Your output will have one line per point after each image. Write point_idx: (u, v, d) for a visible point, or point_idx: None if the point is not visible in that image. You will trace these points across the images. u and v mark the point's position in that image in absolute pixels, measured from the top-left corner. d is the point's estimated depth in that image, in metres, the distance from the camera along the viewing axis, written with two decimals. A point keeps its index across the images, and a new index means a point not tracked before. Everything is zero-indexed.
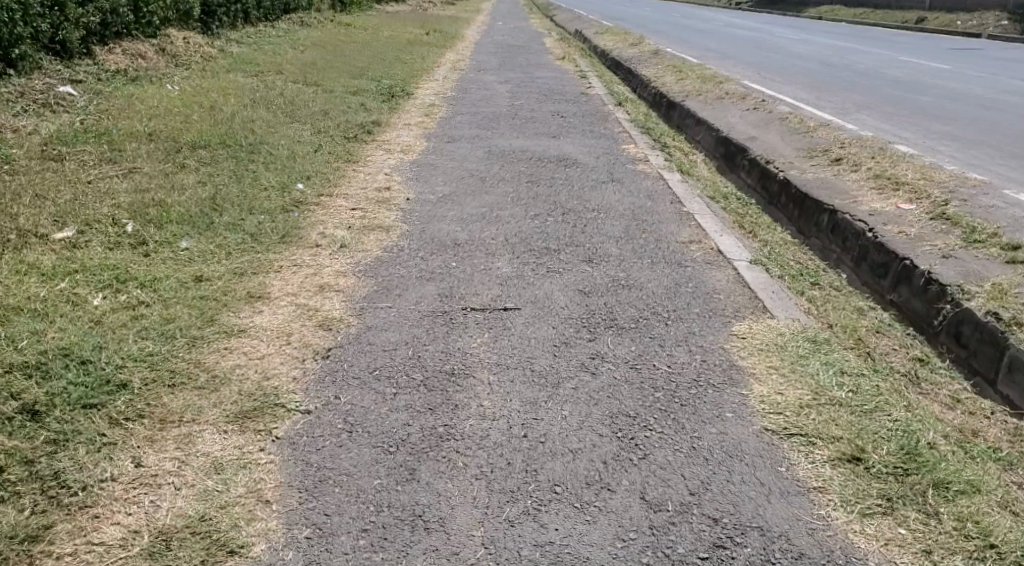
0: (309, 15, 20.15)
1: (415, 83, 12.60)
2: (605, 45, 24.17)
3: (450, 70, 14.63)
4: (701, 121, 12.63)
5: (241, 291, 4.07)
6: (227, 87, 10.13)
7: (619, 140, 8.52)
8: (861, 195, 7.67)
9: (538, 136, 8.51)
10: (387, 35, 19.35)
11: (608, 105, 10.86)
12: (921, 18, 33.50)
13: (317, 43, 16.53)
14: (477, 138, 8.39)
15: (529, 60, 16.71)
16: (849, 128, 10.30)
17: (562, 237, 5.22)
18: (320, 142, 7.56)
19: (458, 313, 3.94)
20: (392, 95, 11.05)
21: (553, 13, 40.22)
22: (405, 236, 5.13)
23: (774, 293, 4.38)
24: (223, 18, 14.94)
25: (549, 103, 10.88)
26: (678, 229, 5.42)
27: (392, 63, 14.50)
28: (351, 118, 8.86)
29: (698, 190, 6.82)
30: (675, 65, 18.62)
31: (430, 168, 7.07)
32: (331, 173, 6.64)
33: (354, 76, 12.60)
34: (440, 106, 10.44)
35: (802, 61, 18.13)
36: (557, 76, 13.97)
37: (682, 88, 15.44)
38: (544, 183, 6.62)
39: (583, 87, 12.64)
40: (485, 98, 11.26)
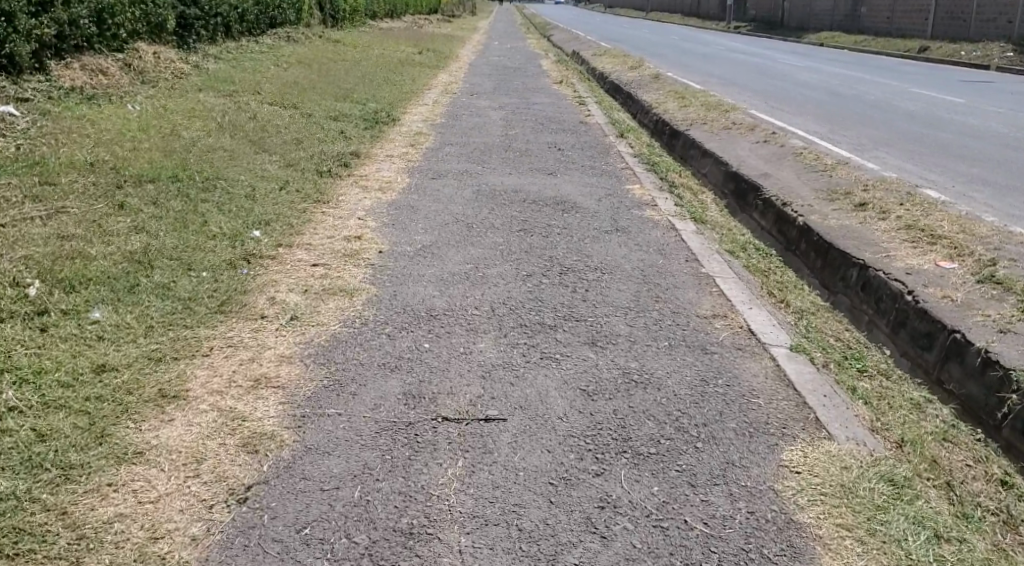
0: (297, 30, 19.36)
1: (402, 107, 11.79)
2: (604, 68, 23.44)
3: (441, 93, 13.84)
4: (707, 154, 11.84)
5: (149, 390, 3.19)
6: (195, 109, 9.29)
7: (622, 178, 7.70)
8: (893, 249, 6.87)
9: (534, 172, 7.68)
10: (378, 54, 18.59)
11: (610, 137, 10.06)
12: (925, 47, 32.96)
13: (302, 60, 15.72)
14: (466, 173, 7.56)
15: (525, 84, 15.96)
16: (869, 169, 9.53)
17: (559, 306, 4.35)
18: (287, 177, 6.73)
19: (425, 427, 3.03)
20: (376, 120, 10.21)
21: (550, 34, 39.59)
22: (371, 304, 4.26)
23: (824, 396, 3.51)
24: (202, 32, 14.12)
25: (546, 133, 10.09)
26: (698, 299, 4.57)
27: (380, 84, 13.69)
28: (327, 147, 8.02)
29: (714, 242, 5.99)
30: (677, 91, 17.90)
31: (410, 211, 6.23)
32: (294, 216, 5.78)
33: (337, 98, 11.76)
34: (428, 134, 9.61)
35: (809, 91, 17.42)
36: (554, 103, 13.16)
37: (685, 116, 14.68)
38: (539, 232, 5.79)
39: (582, 115, 11.84)
40: (476, 126, 10.44)
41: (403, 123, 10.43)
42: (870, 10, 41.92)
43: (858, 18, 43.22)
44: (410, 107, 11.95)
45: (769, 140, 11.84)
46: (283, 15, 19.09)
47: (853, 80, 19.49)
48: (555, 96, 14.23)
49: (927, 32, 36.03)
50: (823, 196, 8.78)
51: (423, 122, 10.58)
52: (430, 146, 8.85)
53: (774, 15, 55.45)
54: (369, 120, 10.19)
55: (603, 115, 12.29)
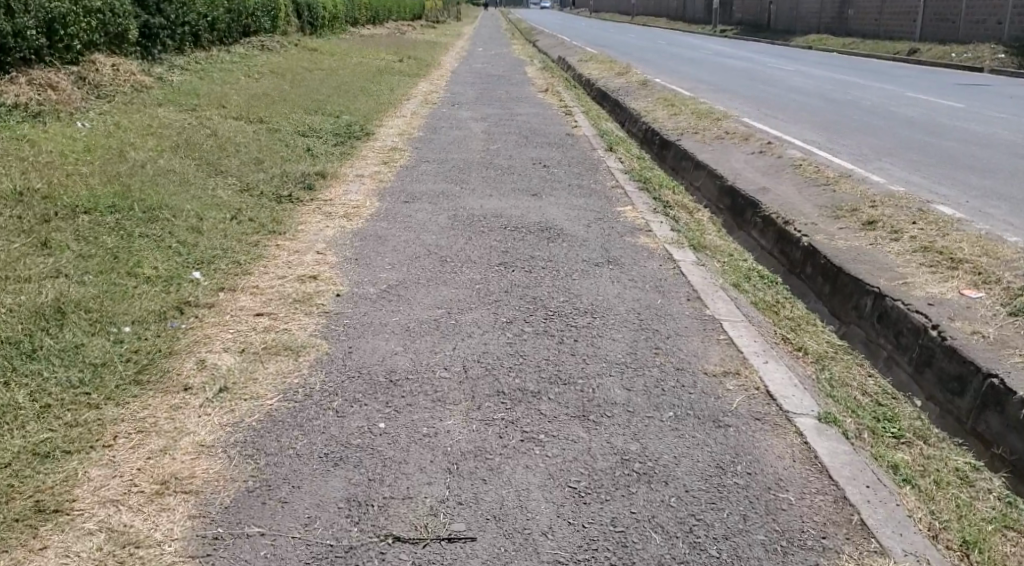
0: (272, 38, 18.70)
1: (378, 120, 11.13)
2: (590, 74, 22.85)
3: (420, 104, 13.20)
4: (701, 167, 11.23)
5: (20, 503, 2.58)
6: (151, 126, 8.62)
7: (612, 198, 7.08)
8: (910, 275, 6.27)
9: (515, 193, 7.06)
10: (356, 63, 17.94)
11: (597, 151, 9.45)
12: (914, 50, 32.56)
13: (275, 70, 15.07)
14: (441, 195, 6.92)
15: (509, 93, 15.33)
16: (875, 183, 8.95)
17: (542, 361, 3.69)
18: (242, 205, 6.07)
19: (371, 558, 2.45)
20: (348, 135, 9.55)
21: (535, 40, 39.02)
22: (318, 365, 3.60)
23: (870, 485, 2.88)
24: (168, 41, 13.45)
25: (530, 147, 9.46)
26: (704, 349, 3.94)
27: (356, 95, 13.04)
28: (291, 168, 7.37)
29: (717, 274, 5.36)
30: (666, 99, 17.32)
31: (377, 241, 5.58)
32: (242, 252, 5.12)
33: (308, 111, 11.10)
34: (403, 150, 8.97)
35: (803, 97, 16.88)
36: (538, 113, 12.54)
37: (676, 125, 14.09)
38: (521, 266, 5.15)
39: (567, 127, 11.23)
40: (454, 140, 9.79)
41: (377, 138, 9.78)
42: (857, 12, 41.54)
43: (845, 20, 42.84)
44: (386, 119, 11.30)
45: (766, 151, 11.25)
46: (258, 23, 18.44)
47: (847, 85, 18.95)
48: (540, 105, 13.62)
49: (915, 34, 35.63)
50: (827, 212, 8.19)
51: (398, 136, 9.93)
52: (404, 164, 8.21)
53: (760, 19, 55.07)
54: (340, 135, 9.53)
55: (590, 126, 11.68)
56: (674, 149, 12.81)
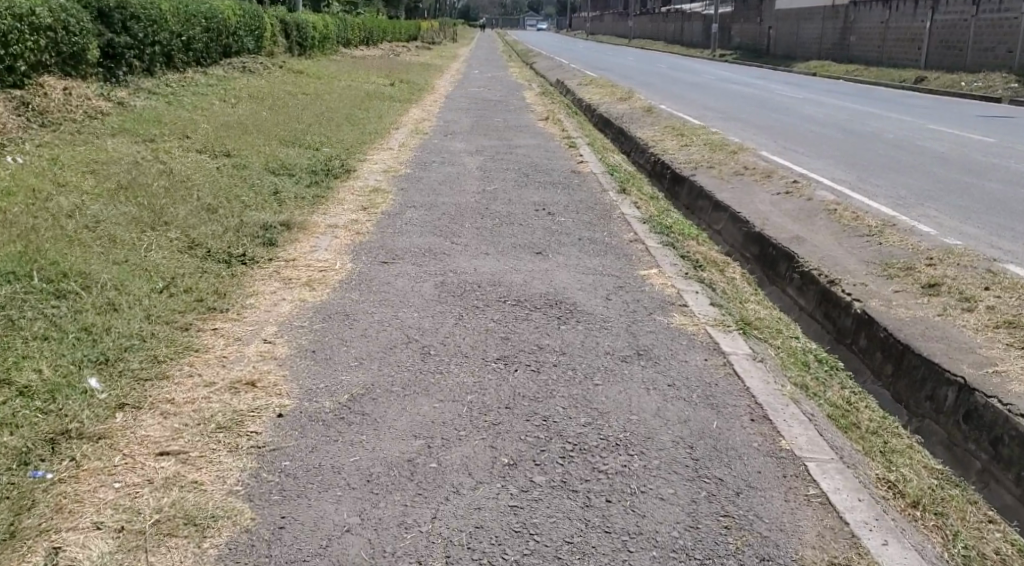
0: (255, 60, 17.67)
1: (362, 153, 10.01)
2: (590, 100, 21.84)
3: (411, 133, 12.13)
4: (721, 208, 10.12)
5: None
6: (95, 162, 7.49)
7: (630, 257, 5.93)
8: (1001, 359, 5.13)
9: (516, 250, 5.91)
10: (343, 87, 16.93)
11: (608, 192, 8.33)
12: (922, 78, 31.62)
13: (254, 95, 13.99)
14: (428, 253, 5.76)
15: (507, 121, 14.27)
16: (926, 234, 7.89)
17: (563, 548, 2.56)
18: (179, 270, 4.91)
19: None
20: (323, 173, 8.39)
21: (531, 63, 38.22)
22: (232, 559, 2.46)
23: None
24: (134, 62, 12.37)
25: (531, 186, 8.36)
26: (792, 517, 2.79)
27: (339, 124, 11.94)
28: (249, 217, 6.23)
29: (778, 368, 4.19)
30: (673, 129, 16.31)
31: (344, 320, 4.41)
32: (161, 343, 3.96)
33: (283, 143, 9.97)
34: (386, 192, 7.83)
35: (821, 129, 15.91)
36: (539, 146, 11.45)
37: (686, 159, 13.05)
38: (526, 359, 3.99)
39: (572, 163, 10.12)
40: (446, 179, 8.67)
41: (358, 176, 8.64)
42: (860, 38, 40.74)
43: (847, 46, 42.03)
44: (371, 152, 10.17)
45: (792, 193, 10.15)
46: (240, 43, 17.45)
47: (865, 115, 17.96)
48: (540, 136, 12.56)
49: (922, 62, 34.73)
50: (878, 270, 7.06)
51: (382, 174, 8.79)
52: (386, 210, 7.06)
53: (759, 44, 54.38)
54: (314, 173, 8.38)
55: (598, 160, 10.58)
56: (688, 186, 11.70)
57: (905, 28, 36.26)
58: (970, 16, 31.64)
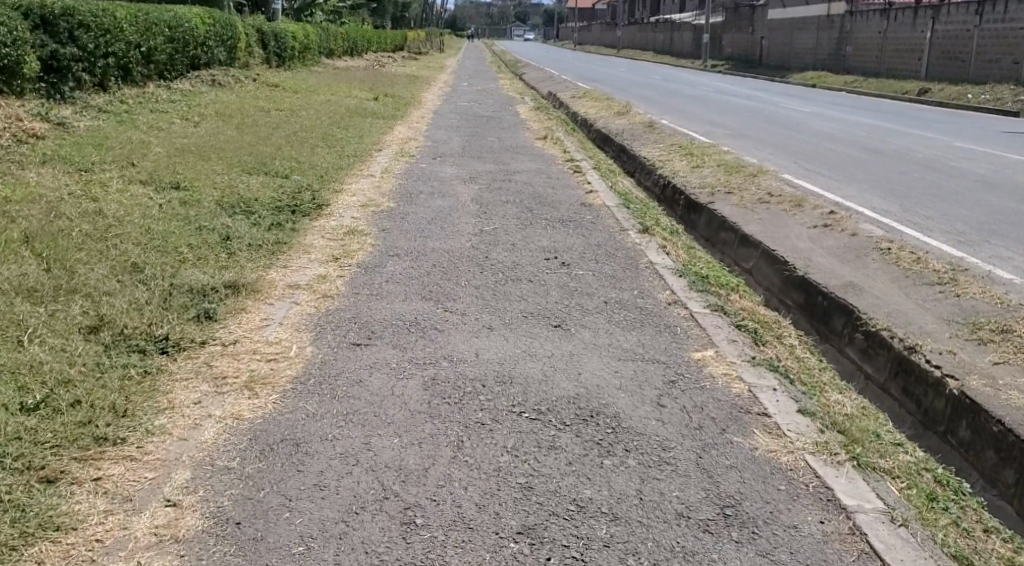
0: (226, 72, 16.39)
1: (339, 183, 8.69)
2: (586, 114, 20.60)
3: (395, 155, 10.85)
4: (750, 242, 8.86)
5: None
6: (8, 199, 6.14)
7: (674, 329, 4.65)
8: None
9: (528, 320, 4.61)
10: (322, 101, 15.66)
11: (628, 229, 7.06)
12: (925, 90, 30.46)
13: (222, 112, 12.66)
14: (414, 327, 4.45)
15: (501, 140, 13.01)
16: (1007, 285, 6.65)
17: None
18: (67, 366, 3.58)
19: None
20: (289, 211, 7.04)
21: (521, 74, 37.04)
22: None
23: None
24: (84, 76, 11.06)
25: (536, 224, 7.08)
26: None
27: (314, 147, 10.62)
28: (185, 277, 4.89)
29: (924, 526, 2.90)
30: (680, 147, 15.09)
31: (293, 455, 3.09)
32: (1, 512, 2.60)
33: (247, 171, 8.63)
34: (366, 235, 6.52)
35: (840, 147, 14.72)
36: (540, 170, 10.16)
37: (700, 185, 11.83)
38: (558, 531, 2.69)
39: (581, 191, 8.84)
40: (436, 215, 7.38)
41: (332, 211, 7.32)
42: (857, 48, 39.72)
43: (843, 57, 40.95)
44: (349, 181, 8.85)
45: (831, 226, 8.90)
46: (210, 54, 16.19)
47: (885, 132, 16.76)
48: (539, 158, 11.30)
49: (922, 73, 33.60)
50: (963, 330, 5.81)
51: (361, 209, 7.48)
52: (364, 260, 5.76)
53: (752, 54, 53.36)
54: (279, 210, 7.04)
55: (609, 187, 9.31)
56: (708, 215, 10.45)
57: (904, 38, 35.15)
58: (973, 26, 30.49)
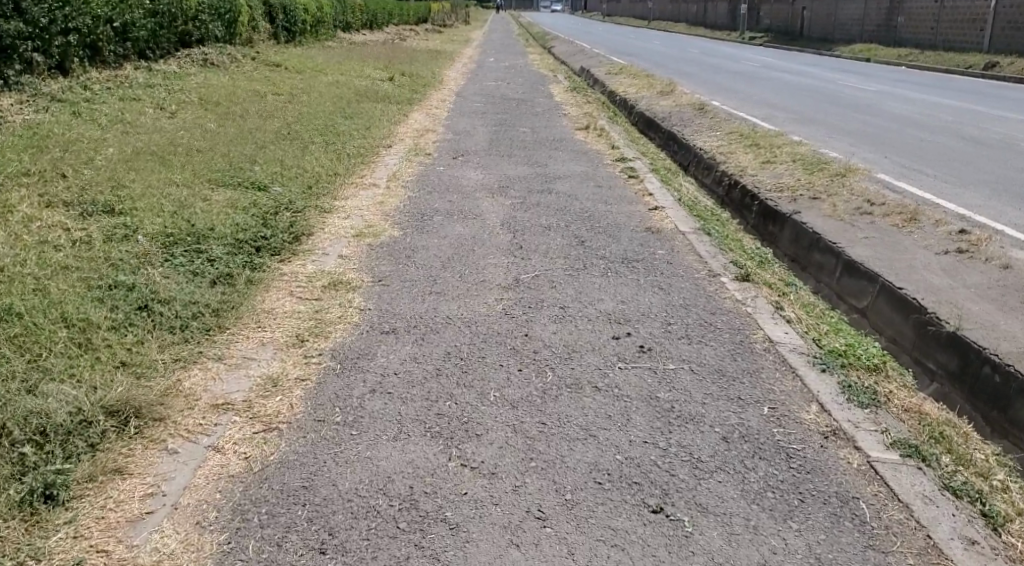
0: (222, 49, 14.55)
1: (330, 198, 6.80)
2: (626, 93, 18.47)
3: (406, 155, 8.94)
4: (861, 271, 6.83)
5: None
6: None
7: (859, 506, 2.77)
8: None
9: (605, 493, 2.75)
10: (328, 84, 13.76)
11: (720, 276, 5.11)
12: (991, 63, 27.68)
13: (206, 99, 10.81)
14: (412, 517, 2.63)
15: (533, 131, 11.06)
16: None
17: None
18: None
19: None
20: (249, 248, 5.17)
21: (550, 48, 34.84)
22: None
23: None
24: (36, 58, 9.28)
25: (591, 267, 5.17)
26: None
27: (308, 144, 8.73)
28: (42, 395, 3.06)
29: None
30: (740, 137, 13.02)
31: None
32: None
33: (213, 183, 6.77)
34: (355, 290, 4.64)
35: (932, 136, 12.58)
36: (584, 176, 8.22)
37: (773, 189, 9.81)
38: None
39: (641, 207, 6.90)
40: (455, 253, 5.46)
41: (315, 246, 5.44)
42: (910, 20, 36.85)
43: (894, 28, 38.02)
44: (343, 195, 6.95)
45: (969, 253, 6.87)
46: (204, 29, 14.36)
47: (977, 116, 14.51)
48: (582, 156, 9.35)
49: (984, 46, 30.80)
50: None
51: (353, 242, 5.59)
52: (348, 341, 3.88)
53: (792, 26, 50.46)
54: (237, 245, 5.17)
55: (675, 199, 7.35)
56: (795, 230, 8.43)
57: (964, 6, 32.24)
58: None
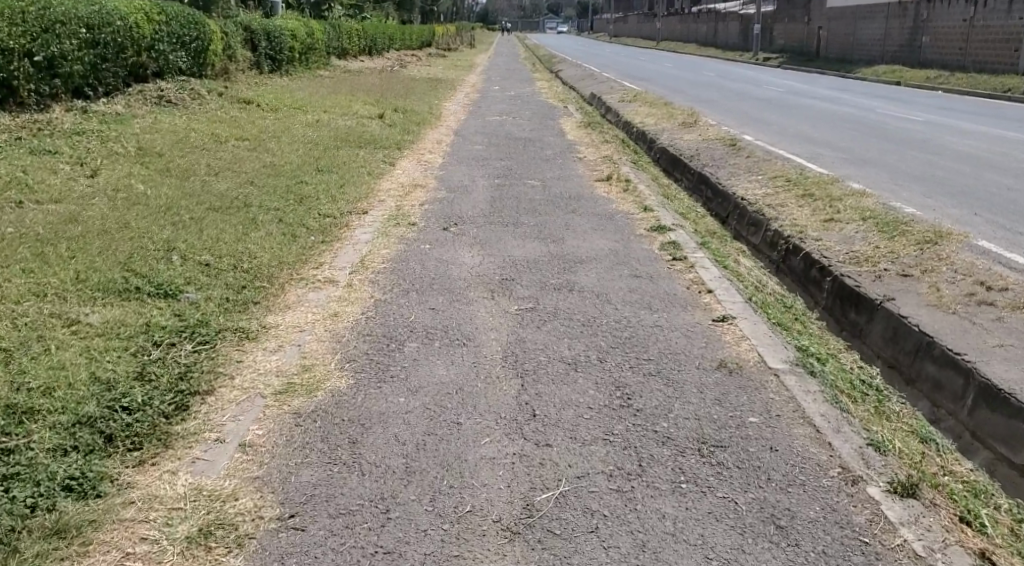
0: (185, 81, 12.75)
1: (260, 312, 4.79)
2: (645, 126, 16.51)
3: (385, 226, 6.99)
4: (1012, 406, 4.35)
5: None
6: None
7: None
8: None
9: None
10: (305, 122, 11.88)
11: (867, 487, 3.10)
12: None
13: (147, 149, 8.95)
14: None
15: (545, 183, 9.11)
16: None
17: None
18: None
19: None
20: (90, 440, 3.17)
21: (557, 72, 33.07)
22: None
23: None
24: None
25: (650, 461, 3.18)
26: None
27: (257, 215, 6.78)
28: None
29: None
30: (786, 184, 11.05)
31: None
32: None
33: (98, 293, 4.83)
34: (238, 546, 2.64)
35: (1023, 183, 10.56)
36: (615, 256, 6.26)
37: (847, 260, 7.84)
38: None
39: (702, 317, 4.92)
40: (431, 423, 3.44)
41: (208, 421, 3.44)
42: (935, 41, 34.81)
43: (918, 49, 35.95)
44: (281, 306, 4.92)
45: None
46: (162, 60, 12.57)
47: None
48: (608, 222, 7.39)
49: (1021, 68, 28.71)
50: None
51: (274, 403, 3.61)
52: None
53: (808, 46, 48.55)
54: (71, 435, 3.20)
55: (746, 300, 5.36)
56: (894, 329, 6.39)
57: (998, 27, 30.21)
58: None
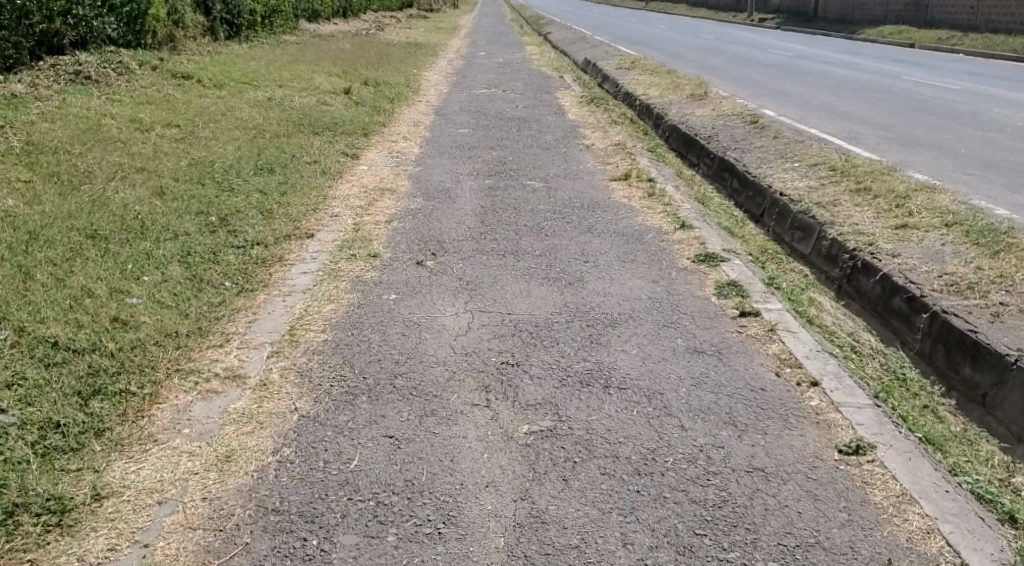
0: (113, 50, 10.79)
1: (104, 455, 2.93)
2: (651, 99, 14.56)
3: (337, 259, 5.11)
4: None
5: None
6: None
7: None
8: None
9: None
10: (255, 101, 9.89)
11: None
12: None
13: (36, 142, 6.98)
14: None
15: (545, 183, 7.23)
16: None
17: None
18: None
19: None
20: None
21: (547, 36, 30.86)
22: None
23: None
24: None
25: None
26: None
27: (153, 249, 4.87)
28: None
29: None
30: (831, 173, 9.20)
31: None
32: None
33: None
34: None
35: None
36: (659, 311, 4.40)
37: None
38: None
39: (823, 449, 3.07)
40: None
41: None
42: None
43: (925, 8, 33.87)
44: (138, 439, 3.05)
45: None
46: (85, 25, 10.62)
47: None
48: (636, 245, 5.54)
49: None
50: None
51: None
52: None
53: (806, 7, 46.35)
54: None
55: (872, 401, 3.50)
56: (999, 365, 4.08)
57: None
58: None
